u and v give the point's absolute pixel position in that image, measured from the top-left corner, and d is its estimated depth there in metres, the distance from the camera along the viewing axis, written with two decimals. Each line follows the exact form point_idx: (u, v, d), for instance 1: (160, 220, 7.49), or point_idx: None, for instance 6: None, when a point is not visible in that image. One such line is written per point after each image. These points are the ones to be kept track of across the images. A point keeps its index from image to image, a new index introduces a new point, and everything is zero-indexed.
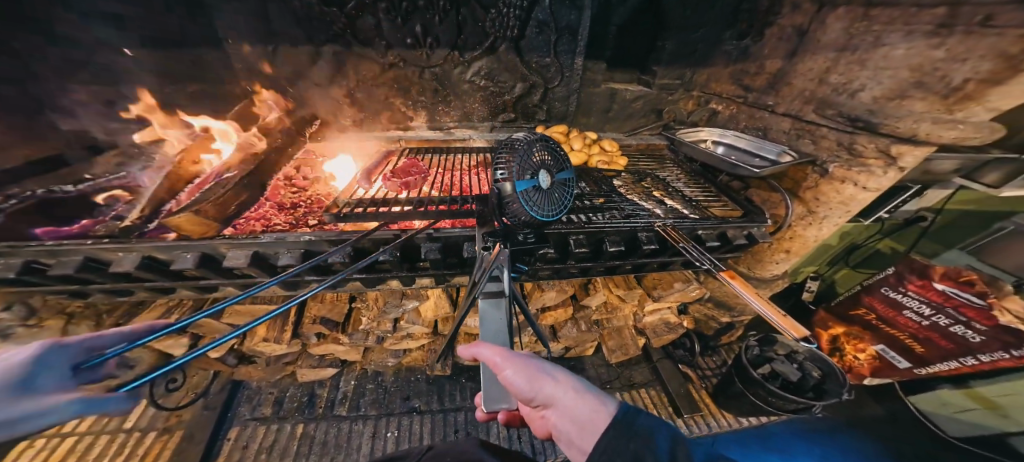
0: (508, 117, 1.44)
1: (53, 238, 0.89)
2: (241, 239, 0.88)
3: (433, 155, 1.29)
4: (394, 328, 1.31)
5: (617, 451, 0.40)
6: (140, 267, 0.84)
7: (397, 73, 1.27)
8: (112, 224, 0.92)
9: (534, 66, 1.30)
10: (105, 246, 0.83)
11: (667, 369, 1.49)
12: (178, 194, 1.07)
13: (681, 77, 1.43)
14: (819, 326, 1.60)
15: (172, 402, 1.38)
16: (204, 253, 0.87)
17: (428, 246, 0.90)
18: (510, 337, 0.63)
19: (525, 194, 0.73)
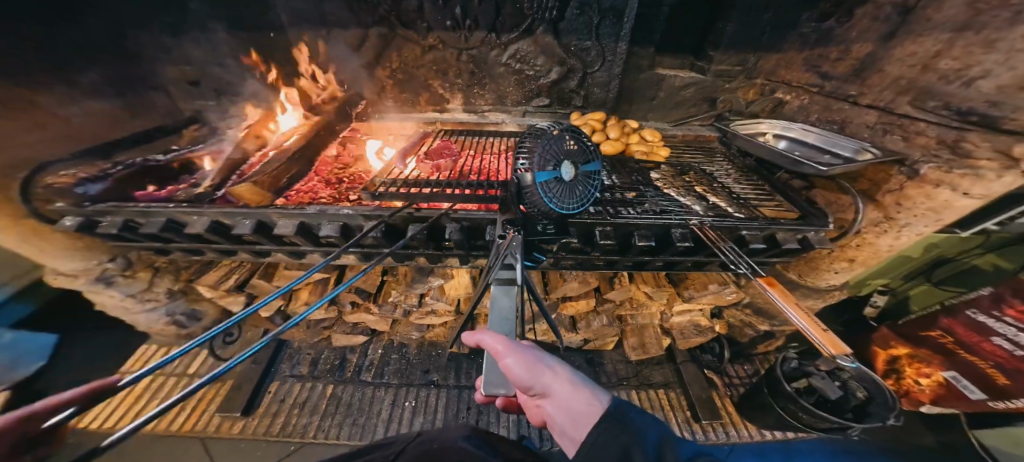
0: (542, 102, 1.38)
1: (145, 200, 1.01)
2: (291, 209, 0.92)
3: (465, 138, 1.30)
4: (419, 303, 1.36)
5: (605, 446, 0.38)
6: (210, 230, 0.90)
7: (437, 55, 1.28)
8: (190, 191, 1.01)
9: (574, 50, 1.23)
10: (182, 209, 0.91)
11: (690, 373, 1.39)
12: (242, 166, 1.15)
13: (743, 62, 1.28)
14: (878, 344, 1.38)
15: (222, 354, 1.55)
16: (261, 221, 0.93)
17: (452, 225, 0.91)
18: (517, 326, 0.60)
19: (547, 183, 0.72)
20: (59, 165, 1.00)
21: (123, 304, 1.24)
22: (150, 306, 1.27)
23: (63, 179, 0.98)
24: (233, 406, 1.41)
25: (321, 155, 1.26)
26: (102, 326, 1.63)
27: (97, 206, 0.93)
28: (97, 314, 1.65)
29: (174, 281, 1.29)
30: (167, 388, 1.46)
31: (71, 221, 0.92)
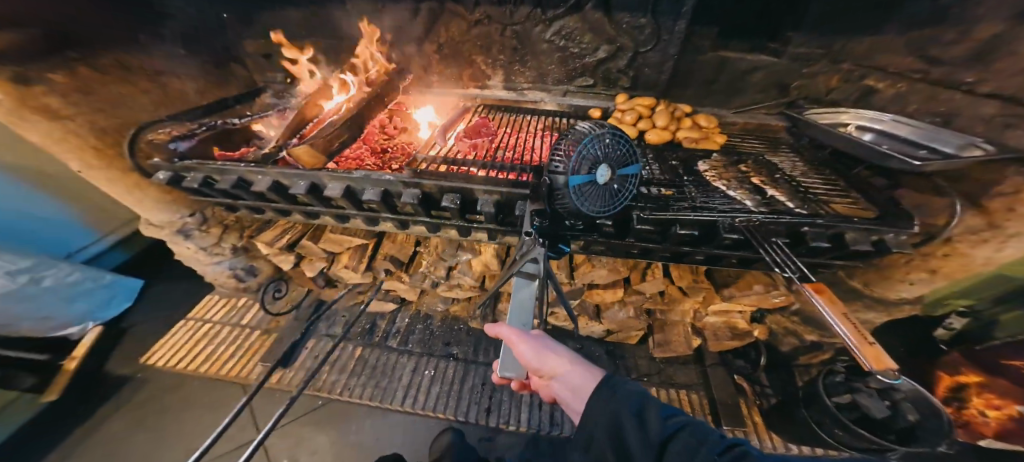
0: (586, 81, 1.32)
1: (223, 159, 1.07)
2: (341, 173, 0.94)
3: (503, 115, 1.28)
4: (447, 275, 1.40)
5: (602, 411, 0.43)
6: (271, 189, 0.95)
7: (482, 31, 1.26)
8: (258, 152, 1.05)
9: (625, 27, 1.14)
10: (249, 168, 0.96)
11: (719, 378, 1.30)
12: (302, 130, 1.20)
13: (828, 45, 1.11)
14: (946, 370, 1.17)
15: (278, 308, 1.70)
16: (314, 183, 0.96)
17: (485, 198, 0.90)
18: (536, 317, 0.59)
19: (580, 187, 0.66)
20: (156, 124, 1.09)
21: (197, 254, 1.41)
22: (217, 258, 1.45)
23: (160, 136, 1.08)
24: (269, 357, 1.52)
25: (369, 123, 1.28)
26: (177, 277, 1.95)
27: (183, 162, 1.01)
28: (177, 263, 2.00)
29: (240, 237, 1.45)
30: (223, 337, 1.63)
31: (163, 176, 1.01)
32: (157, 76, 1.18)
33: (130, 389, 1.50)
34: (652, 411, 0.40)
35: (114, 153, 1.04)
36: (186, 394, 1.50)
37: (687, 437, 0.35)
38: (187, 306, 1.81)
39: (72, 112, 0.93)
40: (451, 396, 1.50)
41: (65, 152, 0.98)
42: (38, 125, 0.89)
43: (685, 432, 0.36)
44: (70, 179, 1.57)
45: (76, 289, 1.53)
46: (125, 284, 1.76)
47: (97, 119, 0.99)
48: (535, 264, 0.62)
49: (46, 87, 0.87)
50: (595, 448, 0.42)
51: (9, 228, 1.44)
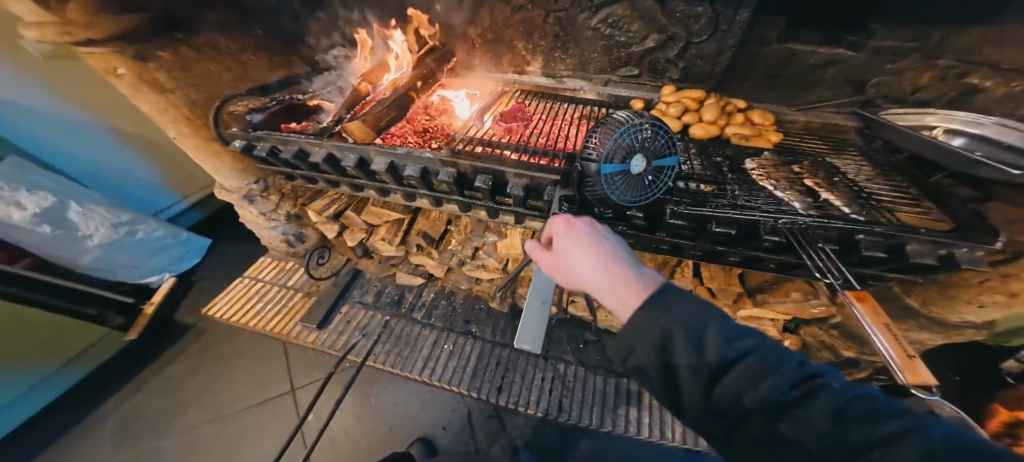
0: (628, 72, 1.12)
1: (288, 131, 1.15)
2: (387, 148, 0.99)
3: (539, 101, 1.21)
4: (473, 255, 1.46)
5: (662, 328, 0.45)
6: (326, 161, 1.03)
7: (525, 16, 1.14)
8: (318, 126, 1.12)
9: (680, 16, 0.95)
10: (309, 140, 1.04)
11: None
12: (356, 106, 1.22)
13: (924, 36, 0.89)
14: (1004, 402, 1.06)
15: (320, 273, 1.83)
16: (361, 157, 1.02)
17: (516, 180, 0.91)
18: (555, 297, 0.59)
19: (613, 176, 0.66)
20: (235, 97, 1.17)
21: (258, 218, 1.58)
22: (274, 223, 1.61)
23: (240, 108, 1.15)
24: (312, 319, 1.68)
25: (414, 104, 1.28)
26: (235, 238, 2.21)
27: (258, 132, 1.10)
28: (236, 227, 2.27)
29: (293, 205, 1.61)
30: (271, 295, 1.81)
31: (239, 144, 1.11)
32: (239, 52, 1.25)
33: (193, 335, 1.83)
34: (717, 336, 0.42)
35: (202, 123, 1.19)
36: (238, 346, 1.80)
37: (757, 364, 0.39)
38: (246, 265, 2.08)
39: (173, 86, 1.08)
40: (466, 372, 1.57)
41: (165, 121, 1.14)
42: (149, 97, 1.06)
43: (759, 359, 0.40)
44: (169, 149, 1.91)
45: (160, 244, 1.84)
46: (198, 243, 2.05)
47: (191, 93, 1.12)
48: (559, 246, 0.63)
49: (157, 64, 1.02)
50: (643, 355, 0.47)
51: (128, 187, 1.83)
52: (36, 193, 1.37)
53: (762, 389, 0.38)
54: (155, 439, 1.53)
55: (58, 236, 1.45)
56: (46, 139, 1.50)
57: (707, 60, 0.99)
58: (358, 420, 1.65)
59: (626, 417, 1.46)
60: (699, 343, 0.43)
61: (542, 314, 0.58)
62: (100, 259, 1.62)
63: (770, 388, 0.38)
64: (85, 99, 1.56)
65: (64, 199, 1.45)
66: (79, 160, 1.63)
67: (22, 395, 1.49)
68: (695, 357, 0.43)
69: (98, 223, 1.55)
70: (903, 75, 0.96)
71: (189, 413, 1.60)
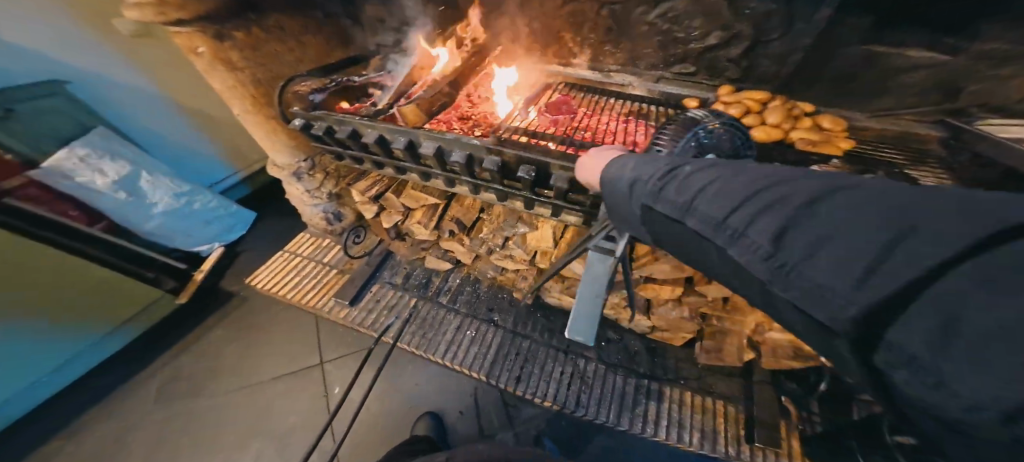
0: (684, 70, 1.07)
1: (344, 111, 1.19)
2: (436, 133, 1.02)
3: (585, 95, 1.18)
4: (503, 245, 1.48)
5: (630, 186, 0.53)
6: (377, 141, 1.07)
7: (576, 8, 1.09)
8: (371, 109, 1.16)
9: (747, 15, 0.87)
10: (362, 121, 1.08)
11: (765, 394, 1.39)
12: (407, 91, 1.21)
13: None
14: None
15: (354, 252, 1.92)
16: (411, 140, 1.06)
17: (560, 174, 0.90)
18: (607, 291, 0.59)
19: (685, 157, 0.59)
20: (299, 76, 1.20)
21: (302, 195, 1.72)
22: (316, 200, 1.75)
23: (303, 87, 1.19)
24: (346, 295, 1.77)
25: (458, 94, 1.27)
26: (277, 213, 2.34)
27: (316, 112, 1.14)
28: (280, 202, 2.41)
29: (336, 184, 1.77)
30: (308, 270, 1.91)
31: (299, 122, 1.15)
32: (301, 35, 1.33)
33: (236, 303, 1.97)
34: (666, 173, 0.49)
35: (264, 101, 1.31)
36: (273, 318, 1.91)
37: (698, 182, 0.44)
38: (286, 239, 2.20)
39: (243, 64, 1.18)
40: (486, 358, 1.62)
41: (231, 97, 1.26)
42: (222, 74, 1.17)
43: (687, 178, 0.46)
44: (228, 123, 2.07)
45: (212, 214, 1.99)
46: (246, 216, 2.18)
47: (257, 72, 1.24)
48: (612, 241, 0.62)
49: (232, 43, 1.13)
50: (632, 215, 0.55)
51: (184, 162, 1.99)
52: (117, 162, 1.61)
53: (678, 198, 0.45)
54: (200, 396, 1.68)
55: (130, 203, 1.67)
56: (127, 112, 1.71)
57: (773, 60, 0.94)
58: (378, 401, 1.73)
59: (644, 417, 1.45)
60: (642, 178, 0.52)
61: (595, 306, 0.57)
62: (162, 225, 1.82)
63: (688, 196, 0.44)
64: (160, 79, 1.75)
65: (138, 169, 1.67)
66: (146, 135, 1.81)
67: (88, 348, 1.67)
68: (638, 190, 0.52)
69: (163, 193, 1.76)
70: (1017, 81, 0.74)
71: (228, 375, 1.73)
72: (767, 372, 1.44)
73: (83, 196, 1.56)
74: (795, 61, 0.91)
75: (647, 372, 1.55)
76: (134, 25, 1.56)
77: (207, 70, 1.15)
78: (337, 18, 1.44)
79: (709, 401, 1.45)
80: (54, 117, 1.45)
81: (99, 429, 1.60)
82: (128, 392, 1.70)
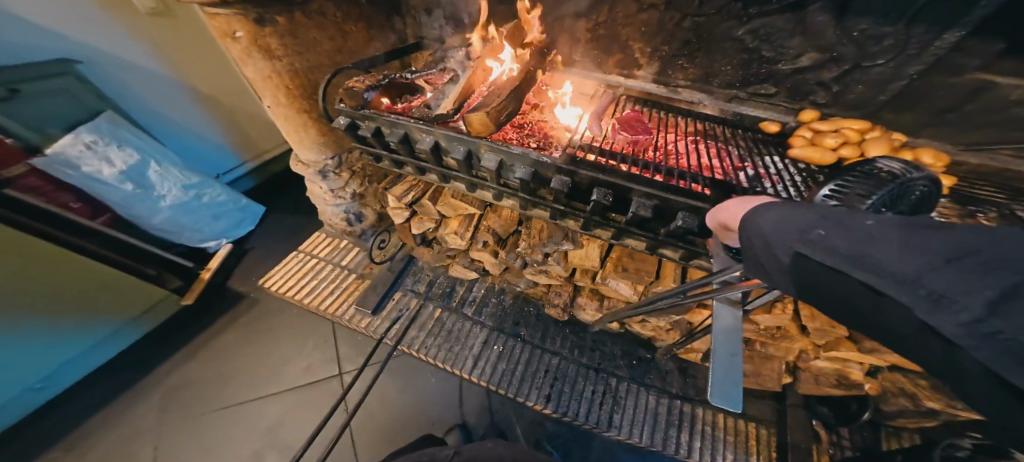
0: (762, 90, 1.02)
1: (394, 111, 1.09)
2: (498, 145, 0.94)
3: (653, 111, 1.12)
4: (541, 261, 1.39)
5: (777, 228, 0.42)
6: (432, 148, 0.98)
7: (653, 17, 1.01)
8: (425, 111, 1.07)
9: (851, 37, 0.82)
10: (418, 125, 0.99)
11: (797, 419, 1.33)
12: (469, 97, 1.13)
13: None
14: None
15: (375, 256, 1.82)
16: (470, 150, 0.97)
17: (640, 200, 0.83)
18: (744, 349, 0.52)
19: (866, 171, 0.50)
20: (348, 71, 1.10)
21: (325, 194, 1.63)
22: (338, 201, 1.66)
23: (355, 83, 1.09)
24: (367, 303, 1.67)
25: (524, 101, 1.17)
26: (286, 210, 2.21)
27: (365, 111, 1.04)
28: (291, 197, 2.28)
29: (360, 184, 1.68)
30: (325, 273, 1.80)
31: (344, 121, 1.05)
32: (343, 21, 1.24)
33: (245, 304, 1.85)
34: (829, 221, 0.38)
35: (298, 92, 1.25)
36: (280, 326, 1.79)
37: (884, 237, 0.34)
38: (297, 238, 2.08)
39: (281, 52, 1.12)
40: (515, 375, 1.54)
41: (264, 88, 1.19)
42: (258, 62, 1.11)
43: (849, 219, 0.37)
44: (242, 112, 1.98)
45: (220, 208, 1.87)
46: (254, 210, 2.07)
47: (295, 62, 1.17)
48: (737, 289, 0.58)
49: (271, 29, 1.06)
50: (774, 267, 0.43)
51: (190, 150, 1.87)
52: (124, 150, 1.49)
53: (841, 249, 0.36)
54: (209, 403, 1.57)
55: (137, 195, 1.55)
56: (132, 94, 1.59)
57: (870, 85, 0.89)
58: (395, 417, 1.61)
59: (678, 439, 1.39)
60: (782, 219, 0.42)
61: (733, 366, 0.51)
62: (170, 220, 1.70)
63: (852, 244, 0.35)
64: (175, 63, 1.64)
65: (145, 158, 1.56)
66: (153, 119, 1.69)
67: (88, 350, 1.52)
68: (781, 230, 0.42)
69: (171, 185, 1.65)
70: None
71: (238, 382, 1.63)
72: (802, 396, 1.40)
73: (88, 187, 1.43)
74: (895, 87, 0.87)
75: (680, 394, 1.49)
76: (153, 3, 1.45)
77: (243, 58, 1.09)
78: (379, 10, 1.34)
79: (741, 424, 1.41)
80: (57, 100, 1.33)
81: (99, 438, 1.48)
82: (132, 397, 1.58)
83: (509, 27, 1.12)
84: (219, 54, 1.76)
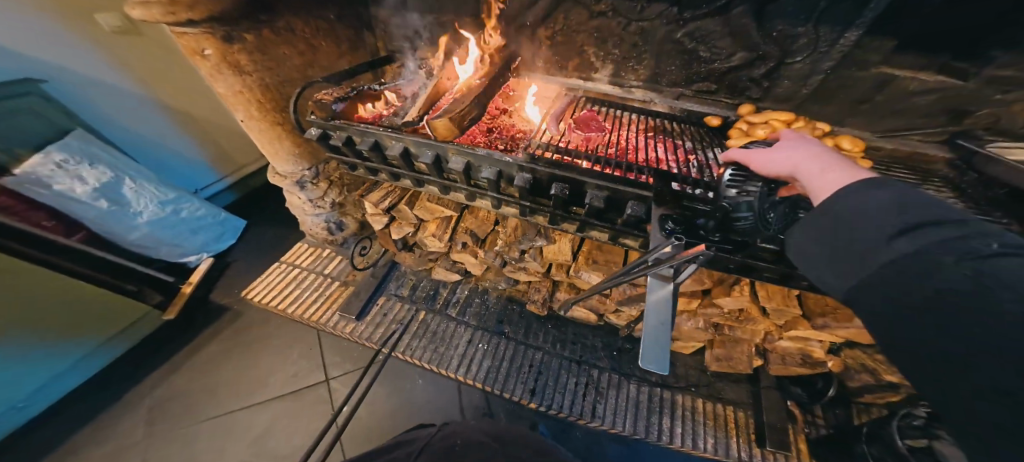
0: (705, 87, 1.11)
1: (364, 121, 1.14)
2: (464, 148, 1.00)
3: (609, 110, 1.20)
4: (518, 258, 1.44)
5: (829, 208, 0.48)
6: (402, 153, 1.03)
7: (602, 23, 1.10)
8: (394, 118, 1.12)
9: (774, 36, 0.91)
10: (387, 133, 1.04)
11: (772, 400, 1.40)
12: (434, 104, 1.19)
13: None
14: None
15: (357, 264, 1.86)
16: (437, 154, 1.03)
17: (594, 192, 0.90)
18: (673, 318, 0.59)
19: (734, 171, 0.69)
20: (317, 84, 1.14)
21: (304, 204, 1.66)
22: (318, 210, 1.69)
23: (324, 95, 1.14)
24: (351, 309, 1.69)
25: (489, 106, 1.23)
26: (268, 223, 2.22)
27: (335, 121, 1.09)
28: (274, 210, 2.29)
29: (339, 193, 1.71)
30: (308, 282, 1.82)
31: (316, 132, 1.10)
32: (311, 36, 1.30)
33: (228, 318, 1.85)
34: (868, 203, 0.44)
35: (270, 105, 1.29)
36: (265, 337, 1.80)
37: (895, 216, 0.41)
38: (280, 250, 2.09)
39: (252, 68, 1.16)
40: (500, 371, 1.58)
41: (237, 102, 1.23)
42: (228, 78, 1.14)
43: (908, 190, 0.42)
44: (218, 127, 2.00)
45: (199, 223, 1.88)
46: (234, 223, 2.08)
47: (266, 76, 1.21)
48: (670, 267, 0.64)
49: (241, 45, 1.10)
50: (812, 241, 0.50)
51: (166, 167, 1.89)
52: (96, 168, 1.49)
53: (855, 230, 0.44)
54: (193, 418, 1.56)
55: (112, 212, 1.56)
56: (103, 111, 1.59)
57: (796, 80, 0.99)
58: (381, 422, 1.62)
59: (660, 425, 1.43)
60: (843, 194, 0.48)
61: (662, 335, 0.57)
62: (147, 236, 1.70)
63: (899, 207, 0.42)
64: (150, 81, 1.67)
65: (119, 176, 1.57)
66: (127, 136, 1.71)
67: (66, 371, 1.50)
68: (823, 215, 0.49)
69: (147, 200, 1.66)
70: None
71: (222, 397, 1.62)
72: (774, 377, 1.47)
73: (61, 206, 1.43)
74: (816, 81, 0.96)
75: (659, 381, 1.53)
76: (119, 20, 1.49)
77: (213, 75, 1.13)
78: (349, 24, 1.40)
79: (720, 407, 1.45)
80: (27, 119, 1.34)
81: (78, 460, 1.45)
82: (113, 418, 1.55)
83: (470, 37, 1.18)
84: (191, 69, 1.79)
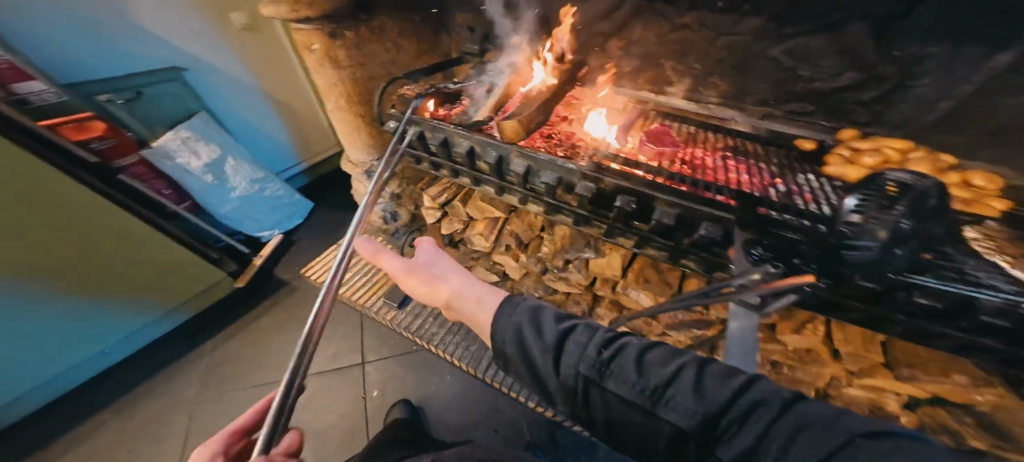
0: (798, 107, 1.02)
1: (437, 117, 1.20)
2: (528, 151, 1.00)
3: (680, 125, 1.14)
4: (563, 267, 1.42)
5: (505, 319, 0.58)
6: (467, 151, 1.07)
7: (685, 36, 1.06)
8: (464, 117, 1.17)
9: (895, 57, 0.81)
10: (456, 130, 1.08)
11: None
12: (502, 107, 1.22)
13: None
14: None
15: None
16: (500, 155, 1.05)
17: (664, 209, 0.85)
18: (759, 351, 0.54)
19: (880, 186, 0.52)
20: (399, 80, 1.22)
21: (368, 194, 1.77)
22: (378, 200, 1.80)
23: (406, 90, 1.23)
24: (394, 297, 1.76)
25: (551, 114, 1.21)
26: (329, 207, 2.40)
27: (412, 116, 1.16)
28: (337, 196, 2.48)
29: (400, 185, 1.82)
30: (359, 266, 1.94)
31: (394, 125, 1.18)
32: (399, 38, 1.40)
33: (286, 291, 2.02)
34: (539, 319, 0.55)
35: (356, 98, 1.41)
36: (315, 312, 1.93)
37: (536, 330, 0.54)
38: (338, 232, 2.26)
39: (347, 63, 1.30)
40: None
41: (330, 94, 1.38)
42: (328, 71, 1.30)
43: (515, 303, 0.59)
44: (305, 117, 2.22)
45: (277, 203, 2.09)
46: (304, 205, 2.26)
47: (356, 73, 1.34)
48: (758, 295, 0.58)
49: (341, 42, 1.23)
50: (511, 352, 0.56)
51: (262, 150, 2.12)
52: (209, 145, 1.76)
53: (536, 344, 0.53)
54: (244, 381, 1.70)
55: (214, 185, 1.80)
56: (222, 96, 1.85)
57: (914, 106, 0.87)
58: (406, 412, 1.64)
59: None
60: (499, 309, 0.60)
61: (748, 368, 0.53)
62: (236, 210, 1.92)
63: (520, 317, 0.56)
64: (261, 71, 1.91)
65: (224, 153, 1.81)
66: (237, 120, 1.96)
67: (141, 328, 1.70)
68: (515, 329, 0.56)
69: (242, 177, 1.88)
70: None
71: (271, 364, 1.75)
72: None
73: (179, 176, 1.70)
74: (944, 107, 0.84)
75: None
76: (247, 19, 1.74)
77: (317, 68, 1.29)
78: (431, 30, 1.49)
79: None
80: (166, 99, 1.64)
81: (156, 396, 1.66)
82: (186, 364, 1.77)
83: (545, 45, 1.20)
84: (291, 64, 2.02)
